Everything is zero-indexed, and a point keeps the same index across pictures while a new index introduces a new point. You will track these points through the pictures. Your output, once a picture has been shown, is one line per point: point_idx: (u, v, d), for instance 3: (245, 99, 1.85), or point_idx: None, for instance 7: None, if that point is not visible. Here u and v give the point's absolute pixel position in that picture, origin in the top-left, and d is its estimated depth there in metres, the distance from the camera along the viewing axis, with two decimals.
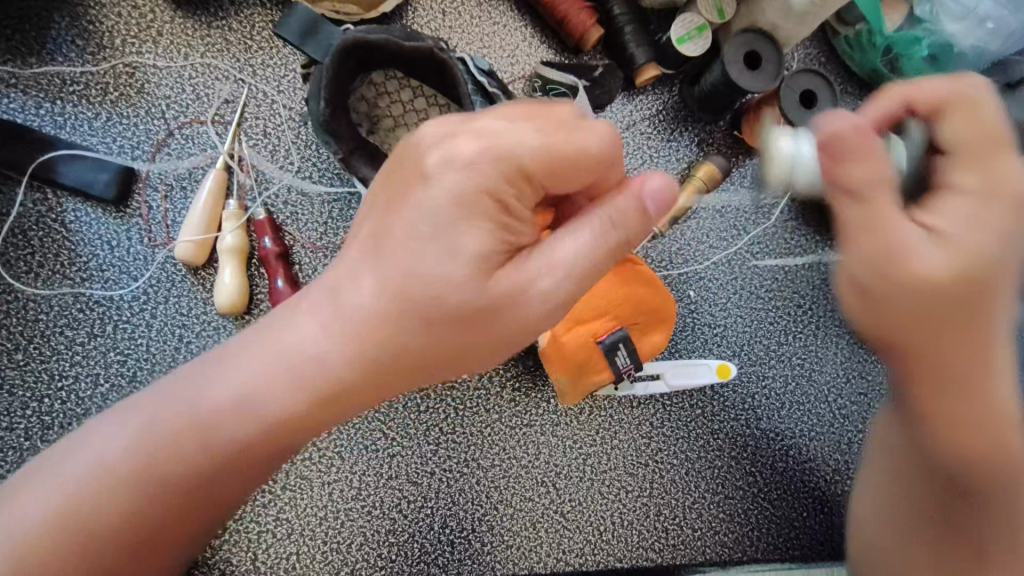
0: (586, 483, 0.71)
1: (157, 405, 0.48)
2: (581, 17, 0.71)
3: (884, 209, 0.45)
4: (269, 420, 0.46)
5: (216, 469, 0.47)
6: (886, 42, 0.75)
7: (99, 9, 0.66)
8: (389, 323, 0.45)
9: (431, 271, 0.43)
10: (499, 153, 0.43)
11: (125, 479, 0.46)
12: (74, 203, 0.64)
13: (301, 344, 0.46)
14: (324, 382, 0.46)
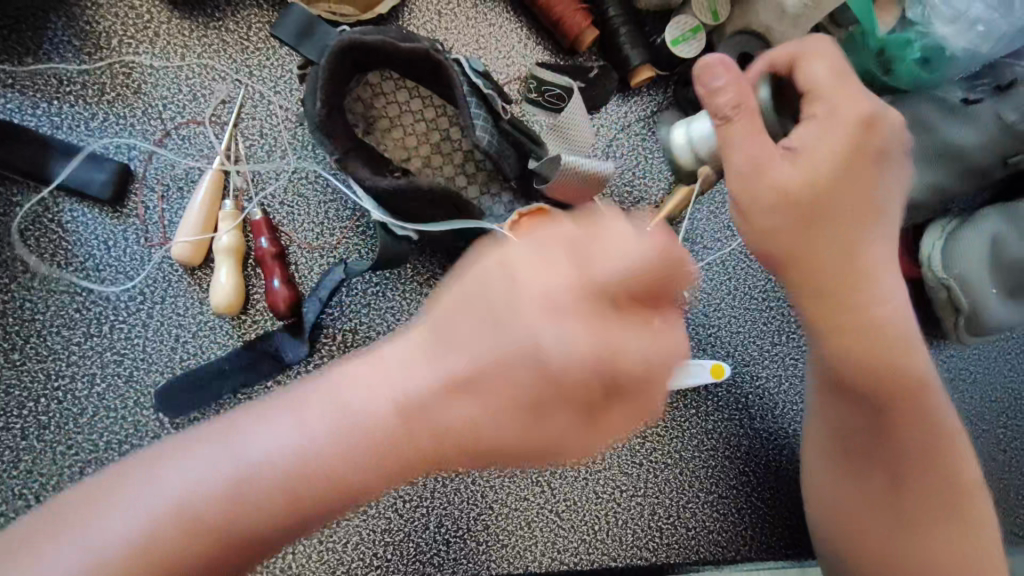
0: (581, 483, 0.71)
1: (211, 452, 0.41)
2: (576, 19, 0.71)
3: (762, 145, 0.51)
4: (335, 476, 0.41)
5: (279, 524, 0.41)
6: (879, 44, 0.76)
7: (96, 9, 0.66)
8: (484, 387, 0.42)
9: (520, 371, 0.41)
10: (585, 279, 0.42)
11: (200, 524, 0.40)
12: (71, 203, 0.64)
13: (363, 395, 0.42)
14: (406, 440, 0.42)
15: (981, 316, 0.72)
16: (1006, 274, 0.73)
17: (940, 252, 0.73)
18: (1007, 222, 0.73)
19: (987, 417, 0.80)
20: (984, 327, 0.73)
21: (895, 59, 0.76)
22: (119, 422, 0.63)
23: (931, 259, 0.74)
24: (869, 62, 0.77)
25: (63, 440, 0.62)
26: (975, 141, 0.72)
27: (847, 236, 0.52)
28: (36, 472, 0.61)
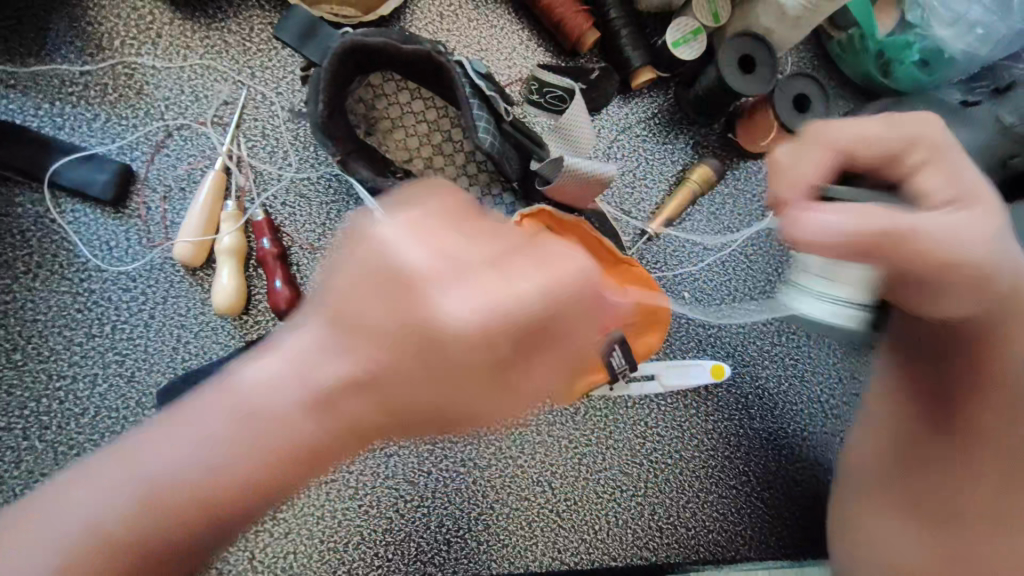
0: (582, 483, 0.71)
1: (104, 479, 0.43)
2: (577, 21, 0.72)
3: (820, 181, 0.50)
4: (225, 483, 0.43)
5: (185, 534, 0.43)
6: (878, 47, 0.77)
7: (97, 10, 0.66)
8: (373, 368, 0.43)
9: (415, 322, 0.42)
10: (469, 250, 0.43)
11: (130, 519, 0.41)
12: (72, 204, 0.65)
13: (259, 378, 0.44)
14: (301, 440, 0.43)
15: None
16: None
17: None
18: None
19: None
20: None
21: (894, 61, 0.77)
22: (120, 423, 0.63)
23: None
24: (869, 64, 0.78)
25: (65, 440, 0.62)
26: (974, 144, 0.73)
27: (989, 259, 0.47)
28: (38, 472, 0.61)
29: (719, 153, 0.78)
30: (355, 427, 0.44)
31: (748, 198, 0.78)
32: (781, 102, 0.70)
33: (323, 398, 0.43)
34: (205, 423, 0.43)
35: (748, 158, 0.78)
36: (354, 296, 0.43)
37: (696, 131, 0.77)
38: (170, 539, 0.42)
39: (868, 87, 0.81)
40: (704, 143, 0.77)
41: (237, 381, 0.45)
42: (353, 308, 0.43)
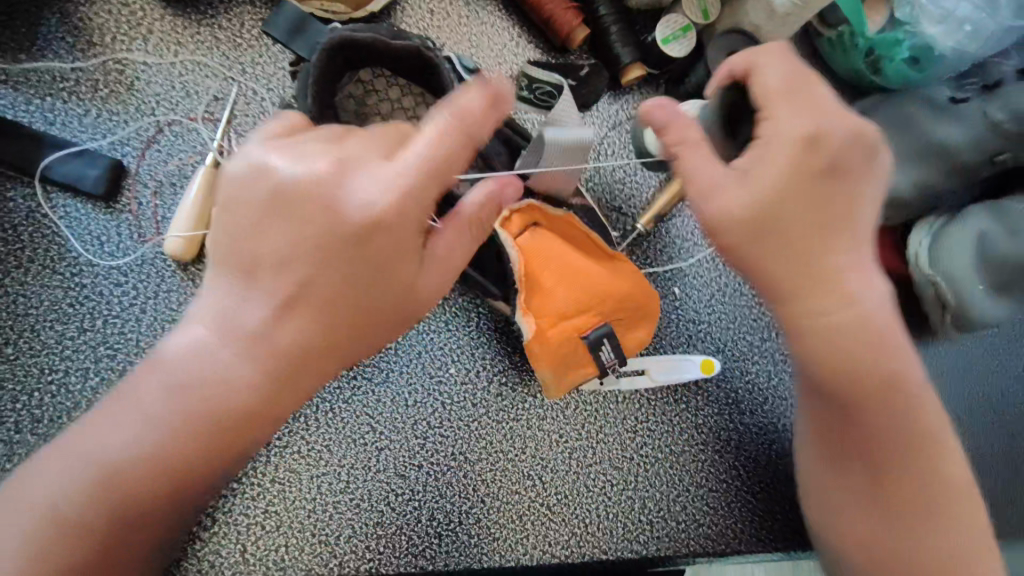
0: (572, 477, 0.72)
1: (79, 447, 0.48)
2: (567, 17, 0.72)
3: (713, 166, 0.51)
4: (181, 435, 0.48)
5: (155, 488, 0.48)
6: (868, 45, 0.76)
7: (89, 6, 0.67)
8: (300, 310, 0.48)
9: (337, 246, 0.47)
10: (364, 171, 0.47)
11: (108, 480, 0.48)
12: (64, 199, 0.65)
13: (210, 355, 0.49)
14: (243, 388, 0.49)
15: (969, 312, 0.73)
16: (993, 271, 0.73)
17: (926, 251, 0.75)
18: (993, 221, 0.73)
19: (975, 412, 0.81)
20: (972, 323, 0.73)
21: (884, 57, 0.77)
22: None
23: (918, 257, 0.76)
24: (858, 61, 0.78)
25: (56, 434, 0.62)
26: (962, 139, 0.73)
27: (824, 236, 0.50)
28: None
29: None
30: (290, 368, 0.49)
31: None
32: None
33: (202, 380, 0.49)
34: (142, 404, 0.49)
35: None
36: (253, 235, 0.48)
37: None
38: (140, 493, 0.48)
39: (858, 82, 0.81)
40: None
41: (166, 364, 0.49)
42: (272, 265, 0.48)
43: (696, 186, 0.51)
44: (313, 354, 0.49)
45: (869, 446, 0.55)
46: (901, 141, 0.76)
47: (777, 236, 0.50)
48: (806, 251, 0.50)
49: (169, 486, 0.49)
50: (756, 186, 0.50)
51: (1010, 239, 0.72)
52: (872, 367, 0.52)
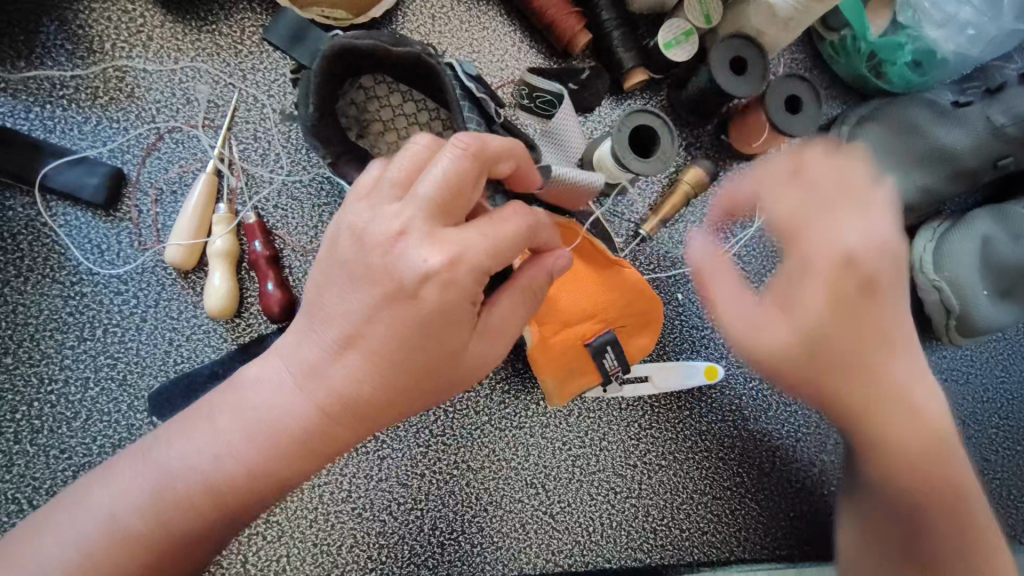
0: (576, 485, 0.71)
1: (136, 477, 0.47)
2: (569, 23, 0.72)
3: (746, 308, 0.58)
4: (242, 474, 0.47)
5: (204, 523, 0.47)
6: (870, 48, 0.76)
7: (88, 13, 0.66)
8: (380, 361, 0.46)
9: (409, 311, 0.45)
10: (443, 249, 0.44)
11: (163, 497, 0.46)
12: (63, 207, 0.64)
13: (282, 395, 0.47)
14: (309, 431, 0.47)
15: (971, 317, 0.72)
16: (997, 276, 0.74)
17: (931, 255, 0.73)
18: (997, 225, 0.74)
19: (978, 416, 0.81)
20: (974, 328, 0.73)
21: (886, 62, 0.77)
22: (112, 426, 0.62)
23: (922, 261, 0.73)
24: (861, 65, 0.77)
25: (57, 444, 0.62)
26: (965, 144, 0.73)
27: (869, 351, 0.54)
28: (29, 476, 0.61)
29: (712, 153, 0.78)
30: (355, 418, 0.47)
31: None
32: (772, 102, 0.70)
33: (273, 418, 0.47)
34: (208, 434, 0.47)
35: (741, 159, 0.78)
36: (334, 289, 0.47)
37: (690, 132, 0.78)
38: (192, 529, 0.47)
39: (858, 87, 0.80)
40: (695, 145, 0.78)
41: (240, 395, 0.48)
42: (350, 317, 0.46)
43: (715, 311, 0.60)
44: (378, 408, 0.47)
45: (902, 532, 0.54)
46: (905, 143, 0.74)
47: (821, 368, 0.54)
48: (830, 362, 0.54)
49: (222, 523, 0.48)
50: (793, 324, 0.55)
51: (1013, 244, 0.73)
52: (916, 468, 0.54)
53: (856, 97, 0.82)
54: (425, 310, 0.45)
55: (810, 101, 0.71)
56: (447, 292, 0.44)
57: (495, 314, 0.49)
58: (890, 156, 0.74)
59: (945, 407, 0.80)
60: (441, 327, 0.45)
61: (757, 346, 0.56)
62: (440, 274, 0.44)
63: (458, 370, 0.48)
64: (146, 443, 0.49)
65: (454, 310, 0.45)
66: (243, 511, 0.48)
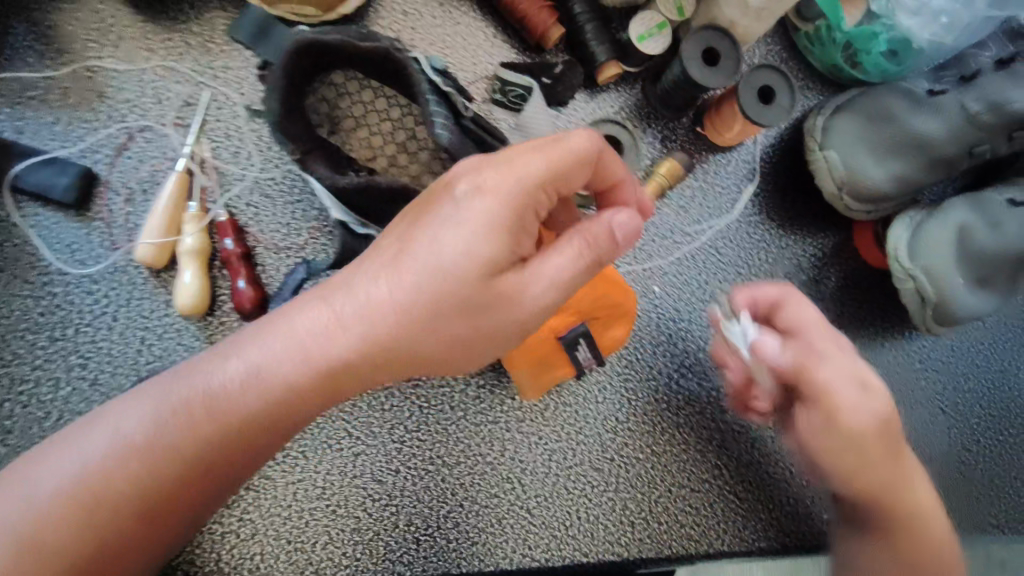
0: (553, 479, 0.71)
1: (149, 404, 0.48)
2: (541, 17, 0.71)
3: (848, 391, 0.54)
4: (254, 406, 0.48)
5: (220, 451, 0.48)
6: (846, 38, 0.76)
7: (58, 14, 0.66)
8: (423, 286, 0.47)
9: (460, 236, 0.47)
10: (508, 167, 0.48)
11: (185, 420, 0.48)
12: (34, 208, 0.65)
13: (320, 324, 0.49)
14: (326, 364, 0.48)
15: (948, 306, 0.72)
16: (973, 264, 0.73)
17: (907, 244, 0.73)
18: (973, 213, 0.73)
19: (960, 407, 0.81)
20: (952, 317, 0.73)
21: (862, 52, 0.77)
22: None
23: (898, 250, 0.73)
24: (837, 55, 0.77)
25: (28, 444, 0.62)
26: (943, 133, 0.72)
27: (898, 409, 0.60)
28: None
29: (688, 145, 0.78)
30: (376, 352, 0.48)
31: (717, 191, 0.78)
32: (746, 92, 0.68)
33: (306, 347, 0.48)
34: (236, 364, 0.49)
35: (718, 151, 0.78)
36: (395, 228, 0.50)
37: (664, 125, 0.78)
38: (204, 456, 0.48)
39: (835, 78, 0.80)
40: (671, 138, 0.78)
41: (272, 327, 0.49)
42: (384, 248, 0.49)
43: (818, 410, 0.55)
44: (399, 345, 0.48)
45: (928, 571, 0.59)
46: (880, 133, 0.74)
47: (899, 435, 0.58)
48: (839, 481, 0.59)
49: (225, 455, 0.48)
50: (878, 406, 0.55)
51: (991, 232, 0.73)
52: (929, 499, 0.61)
53: (833, 87, 0.81)
54: (461, 235, 0.47)
55: (784, 91, 0.70)
56: (490, 214, 0.47)
57: (552, 256, 0.49)
58: (866, 145, 0.74)
59: (925, 397, 0.80)
60: (473, 255, 0.47)
61: (824, 458, 0.58)
62: (495, 183, 0.47)
63: (487, 309, 0.48)
64: (173, 372, 0.50)
65: (499, 230, 0.47)
66: (250, 445, 0.49)
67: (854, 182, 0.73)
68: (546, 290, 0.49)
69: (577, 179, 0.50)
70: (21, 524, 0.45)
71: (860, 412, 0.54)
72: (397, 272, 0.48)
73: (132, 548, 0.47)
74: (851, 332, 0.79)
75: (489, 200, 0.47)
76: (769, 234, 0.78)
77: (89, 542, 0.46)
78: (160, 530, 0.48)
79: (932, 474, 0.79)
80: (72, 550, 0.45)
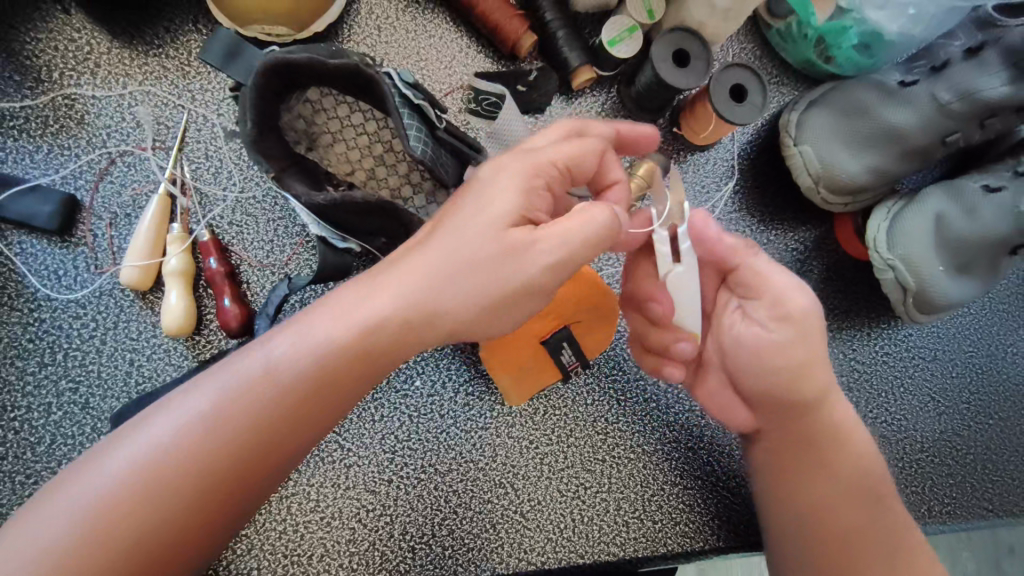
0: (545, 482, 0.71)
1: (178, 406, 0.47)
2: (513, 25, 0.72)
3: (778, 281, 0.58)
4: (290, 392, 0.47)
5: (261, 446, 0.47)
6: (817, 34, 0.76)
7: (35, 44, 0.67)
8: (440, 250, 0.50)
9: (480, 212, 0.50)
10: (528, 156, 0.52)
11: (221, 417, 0.46)
12: (19, 236, 0.66)
13: (346, 317, 0.49)
14: (360, 344, 0.48)
15: (929, 293, 0.73)
16: (953, 253, 0.74)
17: (885, 235, 0.73)
18: (949, 201, 0.74)
19: (948, 393, 0.81)
20: (932, 304, 0.74)
21: (833, 47, 0.77)
22: (75, 449, 0.63)
23: (876, 240, 0.73)
24: (808, 51, 0.78)
25: (22, 470, 0.62)
26: (915, 122, 0.73)
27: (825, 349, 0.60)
28: None
29: (665, 147, 0.79)
30: (410, 328, 0.49)
31: (698, 189, 0.79)
32: (717, 90, 0.69)
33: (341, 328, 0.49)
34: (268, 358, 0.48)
35: (697, 150, 0.79)
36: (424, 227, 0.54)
37: (642, 126, 0.79)
38: (243, 451, 0.46)
39: (810, 72, 0.81)
40: None
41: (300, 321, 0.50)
42: (419, 235, 0.53)
43: (762, 298, 0.58)
44: (432, 323, 0.50)
45: (858, 497, 0.60)
46: (854, 126, 0.75)
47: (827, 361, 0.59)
48: (766, 389, 0.60)
49: (262, 452, 0.47)
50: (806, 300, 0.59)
51: (969, 219, 0.73)
52: (858, 440, 0.61)
53: (807, 82, 0.82)
54: (484, 206, 0.50)
55: (755, 90, 0.70)
56: (509, 185, 0.51)
57: (564, 223, 0.50)
58: (841, 138, 0.74)
59: (914, 385, 0.81)
60: (495, 216, 0.50)
61: (760, 356, 0.58)
62: (509, 164, 0.52)
63: (510, 265, 0.49)
64: (200, 377, 0.49)
65: (520, 196, 0.51)
66: (286, 441, 0.48)
67: (829, 175, 0.74)
68: (555, 249, 0.50)
69: (589, 163, 0.54)
70: (58, 536, 0.42)
71: (802, 298, 0.58)
72: (428, 247, 0.50)
73: (171, 554, 0.44)
74: (836, 323, 0.80)
75: (506, 173, 0.51)
76: (751, 229, 0.79)
77: (127, 548, 0.43)
78: (200, 535, 0.45)
79: (925, 459, 0.79)
80: (110, 559, 0.42)
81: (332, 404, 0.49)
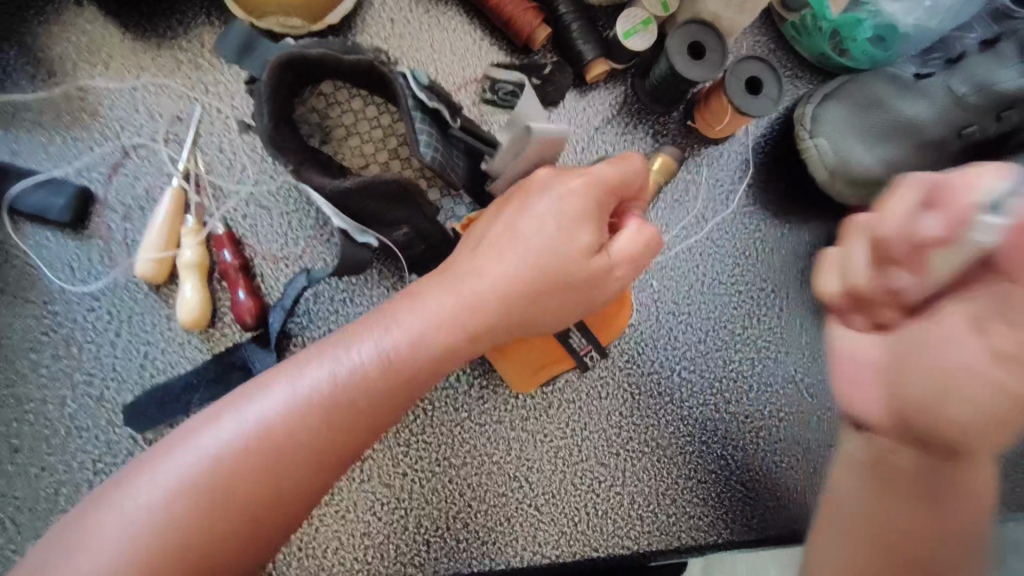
0: (559, 476, 0.71)
1: (264, 396, 0.48)
2: (527, 17, 0.72)
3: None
4: (373, 384, 0.49)
5: (341, 434, 0.48)
6: (832, 26, 0.76)
7: (49, 36, 0.67)
8: (513, 265, 0.52)
9: (547, 231, 0.52)
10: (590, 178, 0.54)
11: (306, 407, 0.47)
12: (32, 228, 0.65)
13: (426, 319, 0.51)
14: (437, 340, 0.51)
15: None
16: None
17: None
18: None
19: None
20: None
21: (848, 39, 0.77)
22: (90, 441, 0.63)
23: None
24: (823, 44, 0.78)
25: (37, 462, 0.62)
26: (931, 114, 0.72)
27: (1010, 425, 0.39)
28: (12, 494, 0.62)
29: (679, 140, 0.78)
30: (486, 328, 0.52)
31: (711, 182, 0.78)
32: (732, 83, 0.69)
33: (423, 326, 0.51)
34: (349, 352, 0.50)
35: (711, 144, 0.78)
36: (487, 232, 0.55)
37: (655, 120, 0.78)
38: (325, 439, 0.47)
39: (824, 65, 0.81)
40: (663, 132, 0.78)
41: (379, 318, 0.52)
42: (484, 239, 0.54)
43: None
44: (499, 326, 0.53)
45: None
46: (868, 120, 0.74)
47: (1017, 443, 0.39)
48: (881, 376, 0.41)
49: (336, 450, 0.48)
50: None
51: None
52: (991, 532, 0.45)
53: (821, 75, 0.82)
54: (558, 225, 0.52)
55: (771, 82, 0.70)
56: (582, 207, 0.53)
57: (623, 254, 0.54)
58: (855, 130, 0.74)
59: None
60: (576, 242, 0.52)
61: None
62: (573, 185, 0.53)
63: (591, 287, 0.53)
64: (280, 368, 0.50)
65: (586, 219, 0.53)
66: (365, 429, 0.49)
67: (844, 165, 0.74)
68: (629, 271, 0.54)
69: (633, 188, 0.56)
70: (152, 524, 0.43)
71: None
72: (502, 257, 0.53)
73: (259, 538, 0.46)
74: None
75: (564, 194, 0.53)
76: (765, 223, 0.78)
77: (218, 533, 0.44)
78: (275, 531, 0.46)
79: None
80: (201, 542, 0.43)
81: (406, 395, 0.51)
